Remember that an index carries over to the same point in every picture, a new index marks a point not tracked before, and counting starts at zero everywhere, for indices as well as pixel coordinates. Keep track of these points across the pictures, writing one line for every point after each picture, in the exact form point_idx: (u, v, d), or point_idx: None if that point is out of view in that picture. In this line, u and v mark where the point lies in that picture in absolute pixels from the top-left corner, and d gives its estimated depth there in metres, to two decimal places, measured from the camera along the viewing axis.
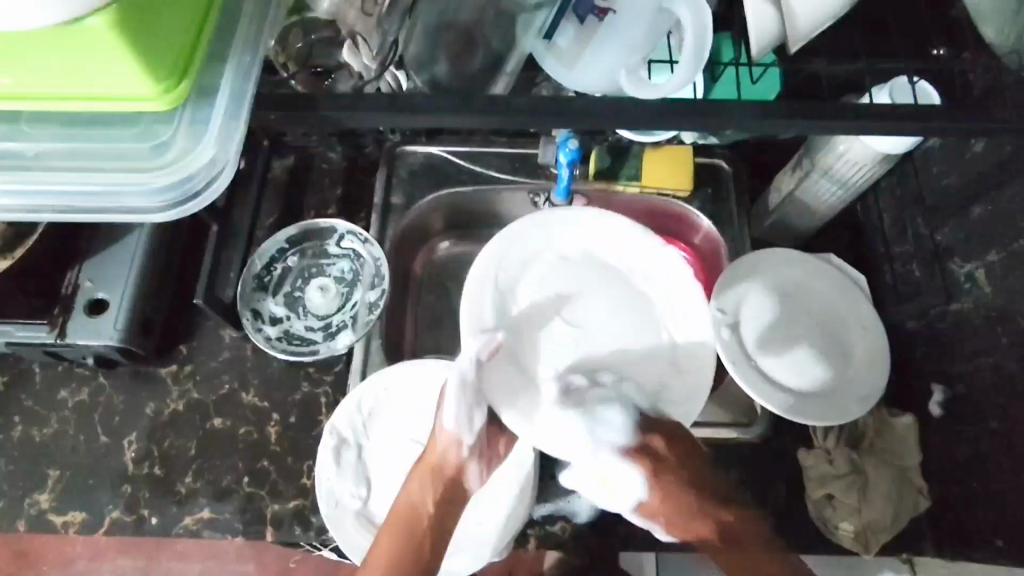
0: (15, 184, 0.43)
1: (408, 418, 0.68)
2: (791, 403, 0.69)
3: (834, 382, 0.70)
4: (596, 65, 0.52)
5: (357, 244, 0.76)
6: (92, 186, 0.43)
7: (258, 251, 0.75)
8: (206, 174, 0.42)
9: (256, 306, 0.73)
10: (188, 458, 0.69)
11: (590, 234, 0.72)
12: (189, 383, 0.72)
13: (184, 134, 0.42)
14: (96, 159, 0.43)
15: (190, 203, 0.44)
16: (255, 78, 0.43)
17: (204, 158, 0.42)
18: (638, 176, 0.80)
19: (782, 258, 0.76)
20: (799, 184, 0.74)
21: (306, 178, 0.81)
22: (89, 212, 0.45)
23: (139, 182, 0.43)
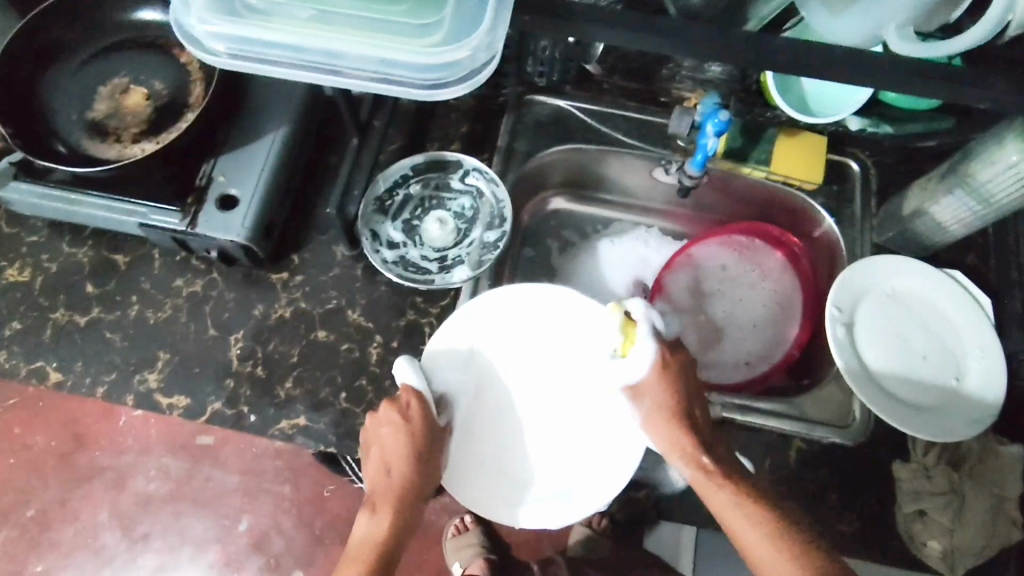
0: (286, 38, 0.47)
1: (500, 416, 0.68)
2: (903, 417, 0.68)
3: (946, 400, 0.69)
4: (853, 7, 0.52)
5: (481, 182, 0.75)
6: (350, 50, 0.47)
7: (384, 173, 0.75)
8: (464, 65, 0.47)
9: (375, 228, 0.74)
10: (289, 365, 0.70)
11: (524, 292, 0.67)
12: (297, 292, 0.73)
13: (455, 20, 0.48)
14: (362, 27, 0.48)
15: (437, 89, 0.48)
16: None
17: (468, 50, 0.47)
18: (768, 162, 0.79)
19: (902, 272, 0.74)
20: (940, 197, 0.72)
21: (434, 110, 0.81)
22: (329, 78, 0.48)
23: (402, 56, 0.47)
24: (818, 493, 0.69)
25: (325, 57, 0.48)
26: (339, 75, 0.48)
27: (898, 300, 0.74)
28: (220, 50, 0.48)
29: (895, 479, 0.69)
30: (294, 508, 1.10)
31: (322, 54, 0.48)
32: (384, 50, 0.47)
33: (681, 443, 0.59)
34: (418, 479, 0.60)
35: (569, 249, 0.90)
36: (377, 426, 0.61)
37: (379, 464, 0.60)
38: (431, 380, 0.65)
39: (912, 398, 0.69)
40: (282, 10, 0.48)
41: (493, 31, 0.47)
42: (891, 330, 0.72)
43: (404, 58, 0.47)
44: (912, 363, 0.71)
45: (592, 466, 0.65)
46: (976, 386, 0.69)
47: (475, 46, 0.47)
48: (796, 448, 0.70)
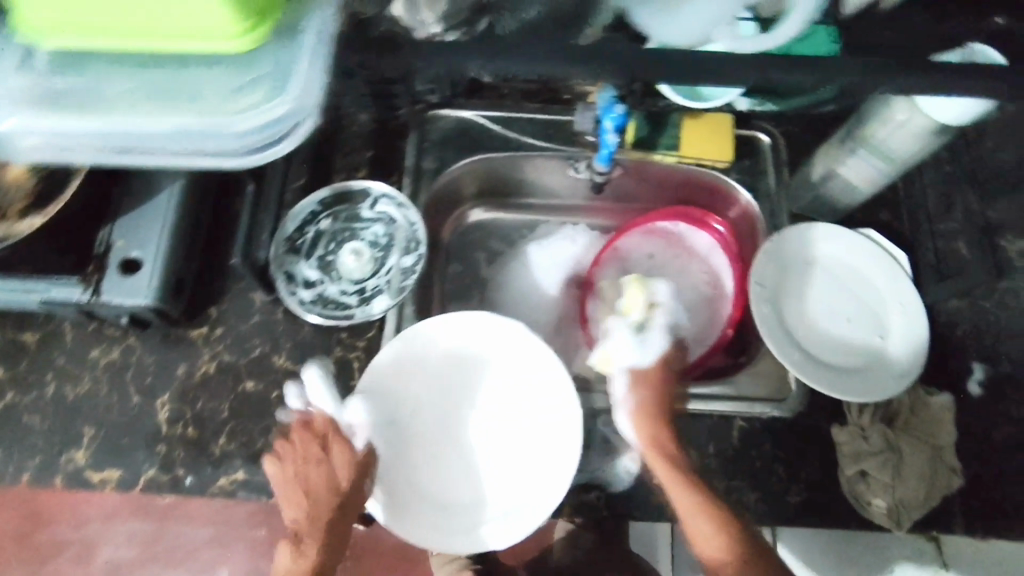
0: (100, 122, 0.47)
1: (434, 445, 0.67)
2: (836, 382, 0.69)
3: (871, 360, 0.71)
4: (686, 20, 0.63)
5: (391, 208, 0.74)
6: (169, 125, 0.47)
7: (291, 212, 0.73)
8: (290, 119, 0.48)
9: (289, 269, 0.73)
10: (221, 420, 0.69)
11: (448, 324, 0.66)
12: (220, 345, 0.72)
13: (267, 78, 0.46)
14: (170, 96, 0.47)
15: (273, 147, 0.50)
16: (332, 24, 0.47)
17: (289, 104, 0.47)
18: (677, 146, 0.79)
19: (822, 238, 0.75)
20: (845, 159, 0.73)
21: (338, 139, 0.80)
22: (163, 156, 0.50)
23: (225, 123, 0.47)
24: (763, 468, 0.69)
25: (147, 134, 0.48)
26: (177, 148, 0.49)
27: (819, 267, 0.75)
28: (34, 141, 0.48)
29: (835, 444, 0.70)
30: (269, 550, 1.09)
31: (144, 133, 0.48)
32: (204, 118, 0.47)
33: (658, 437, 0.64)
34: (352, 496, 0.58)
35: (497, 259, 0.90)
36: (302, 449, 0.59)
37: (299, 490, 0.58)
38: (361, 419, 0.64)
39: (842, 363, 0.71)
40: (87, 90, 0.46)
41: (311, 76, 0.46)
42: (815, 299, 0.74)
43: (230, 124, 0.47)
44: (839, 329, 0.73)
45: (529, 480, 0.64)
46: (902, 342, 0.71)
47: (296, 97, 0.46)
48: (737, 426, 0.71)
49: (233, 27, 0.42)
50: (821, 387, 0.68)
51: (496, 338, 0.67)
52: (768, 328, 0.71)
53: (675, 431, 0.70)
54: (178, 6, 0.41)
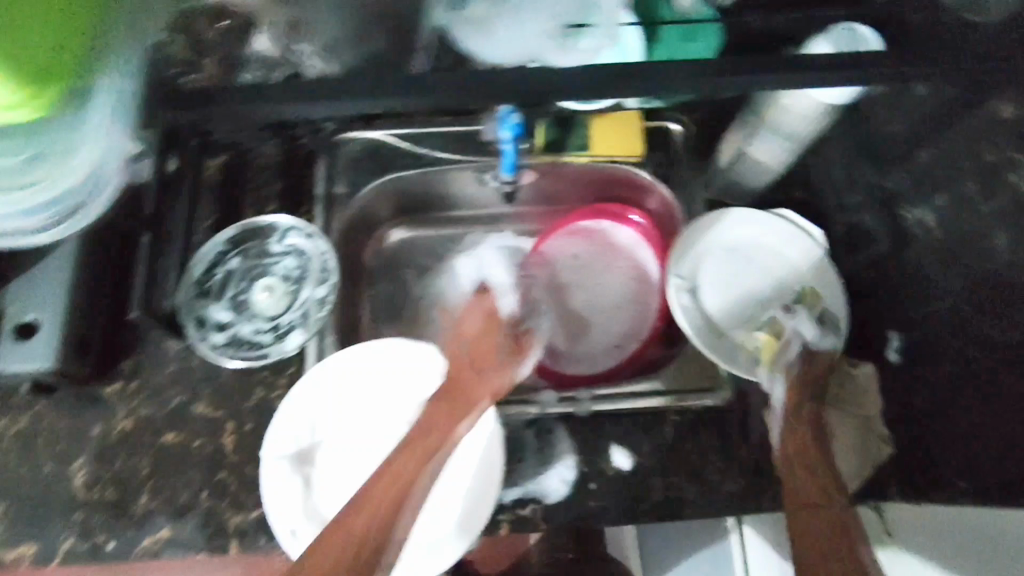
0: None
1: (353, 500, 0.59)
2: (761, 366, 0.69)
3: (793, 339, 0.71)
4: (502, 40, 0.63)
5: (300, 240, 0.73)
6: None
7: (197, 255, 0.72)
8: (93, 184, 0.52)
9: (200, 313, 0.70)
10: (140, 478, 0.66)
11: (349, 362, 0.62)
12: (135, 400, 0.69)
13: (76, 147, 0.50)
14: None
15: (76, 216, 0.52)
16: (129, 97, 0.51)
17: (82, 171, 0.51)
18: (587, 146, 0.78)
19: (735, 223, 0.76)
20: (751, 143, 0.73)
21: (243, 174, 0.78)
22: None
23: (18, 199, 0.50)
24: (701, 461, 0.69)
25: None
26: None
27: (734, 253, 0.76)
28: None
29: (766, 426, 0.70)
30: None
31: None
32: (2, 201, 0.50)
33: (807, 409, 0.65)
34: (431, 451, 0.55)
35: (426, 276, 0.88)
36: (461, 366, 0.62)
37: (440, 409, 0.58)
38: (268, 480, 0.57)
39: (767, 345, 0.71)
40: None
41: (109, 140, 0.51)
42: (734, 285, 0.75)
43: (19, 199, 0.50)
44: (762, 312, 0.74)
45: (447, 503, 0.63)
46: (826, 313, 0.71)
47: (91, 164, 0.51)
48: (672, 422, 0.71)
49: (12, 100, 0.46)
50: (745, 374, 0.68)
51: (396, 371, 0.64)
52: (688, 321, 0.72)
53: (610, 434, 0.70)
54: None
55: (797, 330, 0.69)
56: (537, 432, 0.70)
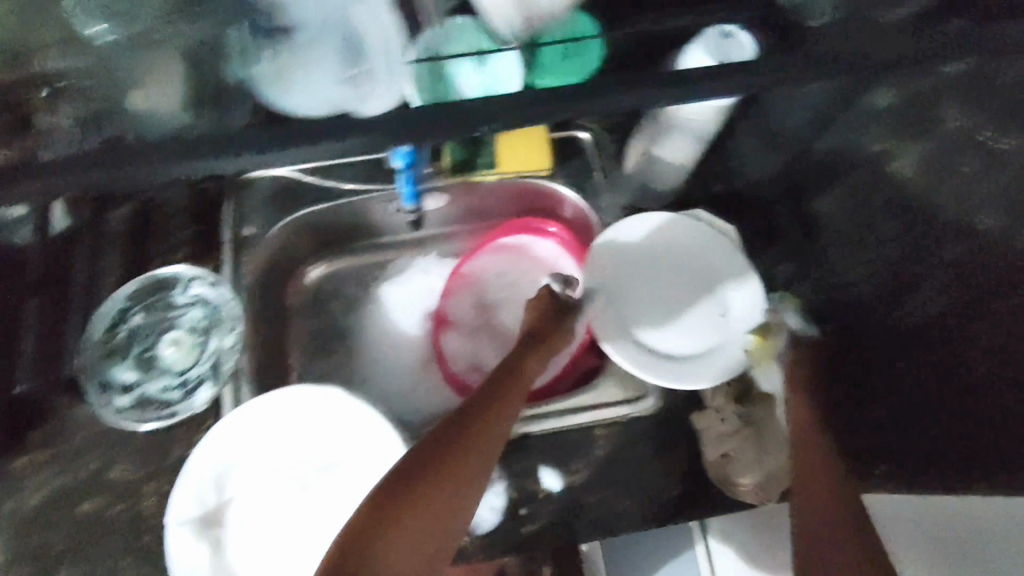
0: None
1: (269, 551, 0.58)
2: (679, 372, 0.68)
3: (711, 343, 0.70)
4: (308, 89, 0.51)
5: (205, 289, 0.72)
6: None
7: (97, 315, 0.69)
8: None
9: (103, 376, 0.68)
10: (58, 552, 0.64)
11: (266, 412, 0.60)
12: (47, 471, 0.66)
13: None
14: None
15: None
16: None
17: None
18: (494, 164, 0.77)
19: (649, 222, 0.74)
20: (656, 145, 0.72)
21: (151, 223, 0.74)
22: None
23: None
24: (632, 472, 0.68)
25: None
26: None
27: (650, 254, 0.74)
28: None
29: (698, 431, 0.68)
30: None
31: None
32: None
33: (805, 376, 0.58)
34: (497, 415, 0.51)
35: (354, 307, 0.86)
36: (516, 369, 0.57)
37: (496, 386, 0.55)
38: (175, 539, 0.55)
39: (685, 350, 0.70)
40: None
41: None
42: (650, 289, 0.74)
43: None
44: (679, 315, 0.73)
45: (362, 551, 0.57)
46: (740, 311, 0.70)
47: None
48: (601, 435, 0.70)
49: None
50: (664, 382, 0.67)
51: (312, 413, 0.60)
52: (604, 331, 0.70)
53: (540, 455, 0.69)
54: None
55: (783, 321, 0.65)
56: None
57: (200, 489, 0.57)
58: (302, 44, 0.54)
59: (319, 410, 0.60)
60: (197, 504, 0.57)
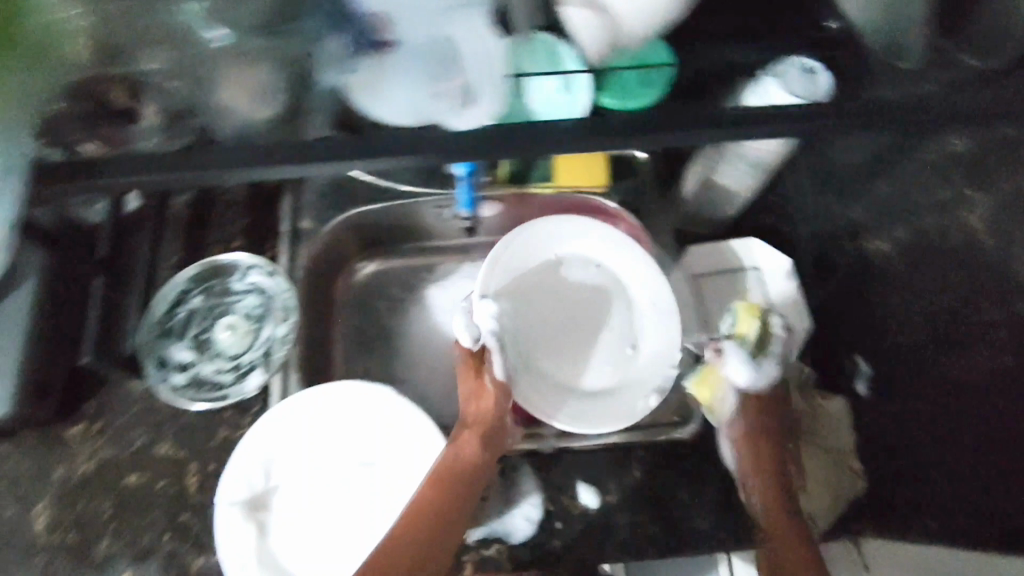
0: None
1: (313, 539, 0.58)
2: (586, 412, 0.67)
3: (622, 379, 0.70)
4: (390, 103, 0.47)
5: (262, 278, 0.73)
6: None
7: (159, 295, 0.71)
8: None
9: (162, 353, 0.70)
10: (103, 521, 0.66)
11: (328, 406, 0.61)
12: (98, 441, 0.68)
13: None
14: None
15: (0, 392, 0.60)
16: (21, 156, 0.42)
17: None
18: (551, 177, 0.78)
19: (548, 231, 0.73)
20: (713, 169, 0.72)
21: (209, 210, 0.77)
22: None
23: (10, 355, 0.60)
24: (668, 497, 0.67)
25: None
26: None
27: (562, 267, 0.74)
28: None
29: None
30: None
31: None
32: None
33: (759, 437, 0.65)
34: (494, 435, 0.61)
35: (400, 308, 0.84)
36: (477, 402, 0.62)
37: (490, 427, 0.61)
38: (224, 515, 0.57)
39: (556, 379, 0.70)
40: None
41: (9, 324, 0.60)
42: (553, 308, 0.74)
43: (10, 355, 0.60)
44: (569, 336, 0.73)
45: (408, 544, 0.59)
46: (659, 346, 0.70)
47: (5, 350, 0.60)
48: (640, 457, 0.69)
49: None
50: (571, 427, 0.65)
51: (364, 408, 0.61)
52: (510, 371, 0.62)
53: (579, 470, 0.68)
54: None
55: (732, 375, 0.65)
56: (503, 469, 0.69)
57: (249, 474, 0.58)
58: (397, 66, 0.48)
59: (373, 407, 0.61)
60: (249, 484, 0.58)
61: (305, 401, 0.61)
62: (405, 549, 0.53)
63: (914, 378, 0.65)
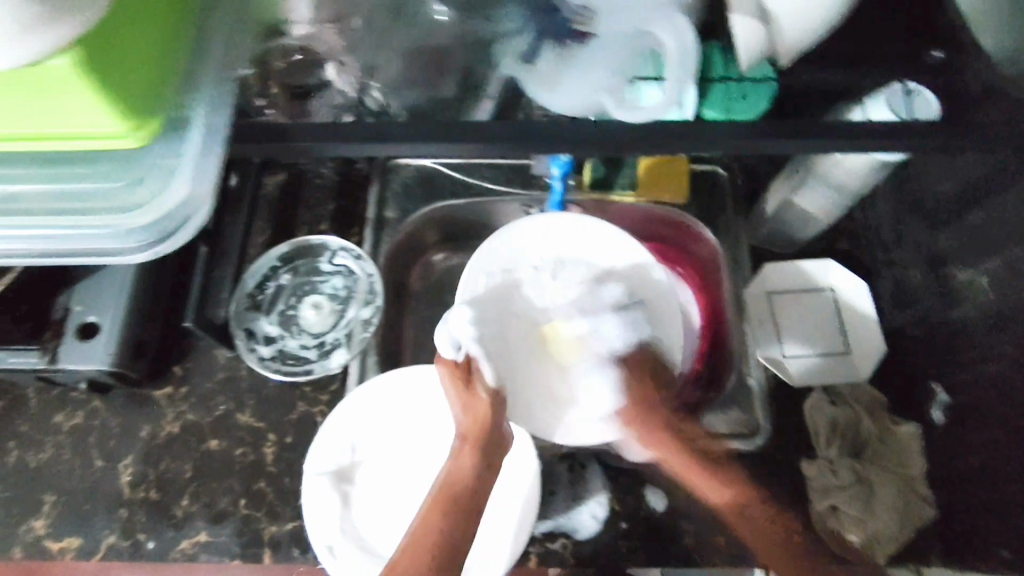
0: (90, 297, 0.64)
1: (393, 514, 0.61)
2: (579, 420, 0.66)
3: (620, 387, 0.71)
4: (575, 87, 0.51)
5: (349, 261, 0.76)
6: (112, 286, 0.65)
7: (250, 270, 0.75)
8: (104, 304, 0.64)
9: (250, 326, 0.73)
10: (183, 482, 0.69)
11: (409, 389, 0.65)
12: (184, 405, 0.71)
13: (154, 173, 0.44)
14: (76, 199, 0.45)
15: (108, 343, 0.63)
16: (229, 111, 0.44)
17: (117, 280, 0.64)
18: (633, 186, 0.79)
19: (583, 224, 0.72)
20: (797, 191, 0.72)
21: (299, 193, 0.80)
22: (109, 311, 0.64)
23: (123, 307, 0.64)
24: None
25: (102, 302, 0.64)
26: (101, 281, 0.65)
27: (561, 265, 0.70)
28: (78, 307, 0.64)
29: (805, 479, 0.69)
30: None
31: (106, 301, 0.64)
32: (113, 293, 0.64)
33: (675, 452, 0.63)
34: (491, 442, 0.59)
35: None
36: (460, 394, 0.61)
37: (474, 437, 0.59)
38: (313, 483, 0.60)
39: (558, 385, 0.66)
40: (87, 294, 0.64)
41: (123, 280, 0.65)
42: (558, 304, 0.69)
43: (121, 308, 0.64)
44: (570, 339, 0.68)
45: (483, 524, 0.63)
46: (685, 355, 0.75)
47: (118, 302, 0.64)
48: None
49: (110, 134, 0.41)
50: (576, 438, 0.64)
51: (445, 393, 0.65)
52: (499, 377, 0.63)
53: (644, 474, 0.69)
54: (43, 110, 0.40)
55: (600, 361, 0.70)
56: (570, 467, 0.70)
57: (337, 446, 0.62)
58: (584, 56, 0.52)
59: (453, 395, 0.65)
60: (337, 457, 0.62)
61: (389, 382, 0.64)
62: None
63: (998, 409, 0.60)
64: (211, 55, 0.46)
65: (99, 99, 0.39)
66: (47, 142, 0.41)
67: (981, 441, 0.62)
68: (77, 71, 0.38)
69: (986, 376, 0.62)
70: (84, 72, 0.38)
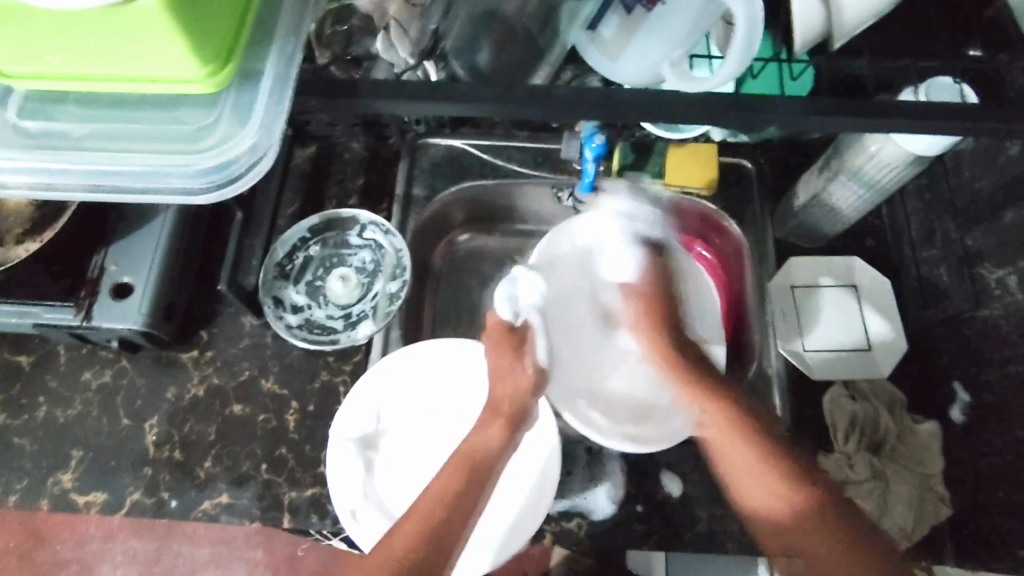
0: (124, 255, 0.66)
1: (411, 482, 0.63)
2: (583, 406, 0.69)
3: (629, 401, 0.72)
4: (638, 54, 0.54)
5: (378, 235, 0.77)
6: (149, 242, 0.66)
7: (281, 238, 0.75)
8: (134, 264, 0.66)
9: (278, 293, 0.74)
10: (206, 445, 0.70)
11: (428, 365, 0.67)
12: (209, 368, 0.72)
13: (221, 121, 0.46)
14: (142, 140, 0.46)
15: (142, 300, 0.65)
16: (296, 68, 0.45)
17: (152, 237, 0.66)
18: (661, 174, 0.77)
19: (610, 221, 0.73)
20: (826, 186, 0.72)
21: (328, 166, 0.80)
22: (144, 266, 0.66)
23: (156, 266, 0.66)
24: None
25: (137, 260, 0.66)
26: (136, 240, 0.66)
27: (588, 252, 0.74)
28: (113, 266, 0.66)
29: (823, 471, 0.69)
30: None
31: (142, 260, 0.66)
32: (146, 250, 0.66)
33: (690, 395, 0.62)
34: (523, 407, 0.58)
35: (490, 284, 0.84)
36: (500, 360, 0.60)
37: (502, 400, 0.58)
38: (338, 446, 0.63)
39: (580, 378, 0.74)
40: (124, 250, 0.66)
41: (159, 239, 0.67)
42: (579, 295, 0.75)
43: (151, 265, 0.66)
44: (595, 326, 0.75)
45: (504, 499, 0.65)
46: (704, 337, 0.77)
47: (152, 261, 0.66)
48: None
49: (186, 74, 0.42)
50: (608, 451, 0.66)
51: (460, 370, 0.67)
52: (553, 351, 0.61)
53: (661, 459, 0.70)
54: (125, 50, 0.40)
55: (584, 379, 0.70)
56: (588, 449, 0.71)
57: (362, 415, 0.64)
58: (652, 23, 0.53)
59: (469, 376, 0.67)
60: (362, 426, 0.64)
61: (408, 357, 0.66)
62: (428, 530, 0.50)
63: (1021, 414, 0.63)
64: (282, 8, 0.47)
65: (181, 45, 0.40)
66: (117, 72, 0.42)
67: (1005, 441, 0.64)
68: (163, 13, 0.38)
69: (1010, 377, 0.64)
70: (175, 11, 0.38)
